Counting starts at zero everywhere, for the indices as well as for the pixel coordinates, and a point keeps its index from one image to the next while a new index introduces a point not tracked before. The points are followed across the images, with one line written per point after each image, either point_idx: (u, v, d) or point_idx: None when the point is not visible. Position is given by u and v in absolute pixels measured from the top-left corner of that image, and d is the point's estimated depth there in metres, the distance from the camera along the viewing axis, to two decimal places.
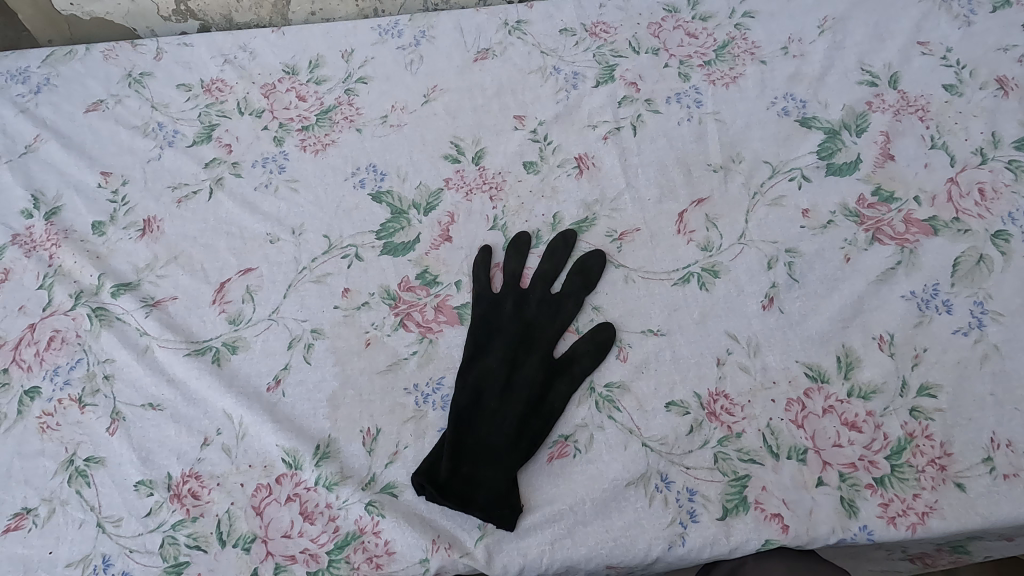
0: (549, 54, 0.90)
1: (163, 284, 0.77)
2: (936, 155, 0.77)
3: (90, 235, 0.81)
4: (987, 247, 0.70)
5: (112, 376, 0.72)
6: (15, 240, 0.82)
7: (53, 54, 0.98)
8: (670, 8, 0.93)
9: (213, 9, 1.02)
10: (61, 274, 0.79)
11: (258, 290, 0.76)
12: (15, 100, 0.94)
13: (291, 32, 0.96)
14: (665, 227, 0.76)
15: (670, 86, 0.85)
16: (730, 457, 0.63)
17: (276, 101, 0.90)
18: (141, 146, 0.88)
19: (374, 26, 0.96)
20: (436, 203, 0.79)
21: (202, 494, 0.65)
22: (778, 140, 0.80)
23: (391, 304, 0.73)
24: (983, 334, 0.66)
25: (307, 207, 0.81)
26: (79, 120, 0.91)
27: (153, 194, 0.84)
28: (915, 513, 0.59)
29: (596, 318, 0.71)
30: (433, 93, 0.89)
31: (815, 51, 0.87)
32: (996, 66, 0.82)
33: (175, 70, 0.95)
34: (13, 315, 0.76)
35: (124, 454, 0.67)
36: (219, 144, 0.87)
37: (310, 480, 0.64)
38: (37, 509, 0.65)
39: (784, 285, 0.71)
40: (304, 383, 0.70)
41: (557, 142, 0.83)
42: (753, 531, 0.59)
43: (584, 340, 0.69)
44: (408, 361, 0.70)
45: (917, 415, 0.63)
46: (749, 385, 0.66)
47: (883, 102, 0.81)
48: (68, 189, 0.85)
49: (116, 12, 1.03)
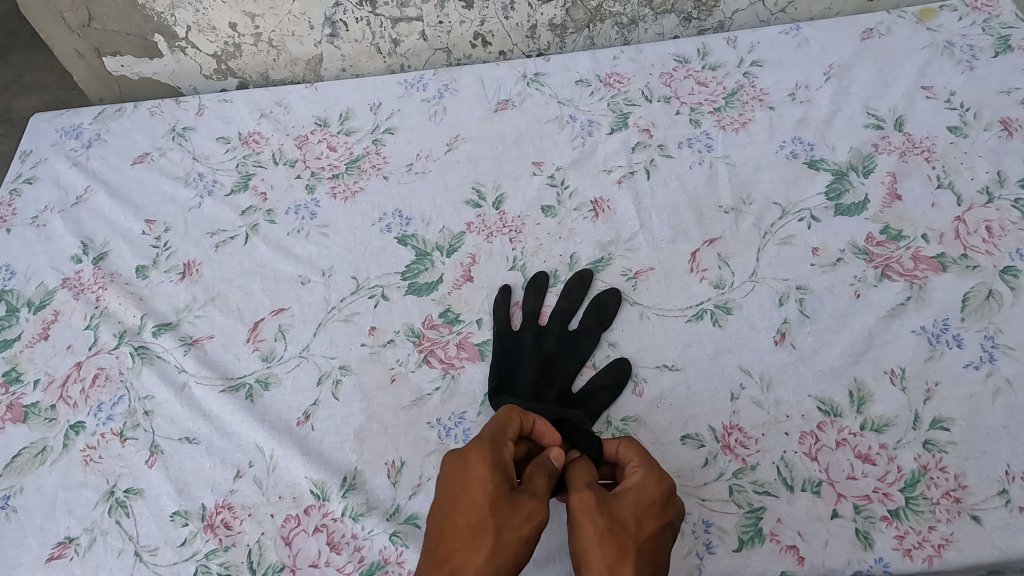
0: (566, 104, 0.95)
1: (201, 324, 0.82)
2: (943, 194, 0.79)
3: (135, 278, 0.87)
4: (997, 283, 0.72)
5: (152, 411, 0.76)
6: (65, 283, 0.87)
7: (104, 112, 1.05)
8: (681, 59, 0.97)
9: (251, 68, 1.09)
10: (107, 315, 0.83)
11: (290, 329, 0.80)
12: (68, 154, 1.01)
13: (323, 88, 1.03)
14: (679, 266, 0.78)
15: (681, 132, 0.89)
16: (745, 488, 0.64)
17: (309, 152, 0.96)
18: (183, 196, 0.94)
19: (401, 81, 1.02)
20: (459, 245, 0.83)
21: (235, 524, 0.68)
22: (788, 182, 0.83)
23: (416, 341, 0.77)
24: (995, 368, 0.67)
25: (336, 250, 0.85)
26: (127, 172, 0.98)
27: (193, 240, 0.89)
28: (931, 545, 0.59)
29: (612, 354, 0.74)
30: (457, 142, 0.94)
31: (822, 97, 0.90)
32: (1000, 108, 0.85)
33: (215, 124, 1.02)
34: (62, 354, 0.81)
35: (161, 486, 0.70)
36: (256, 193, 0.93)
37: (338, 510, 0.67)
38: (80, 539, 0.68)
39: (796, 320, 0.73)
40: (333, 417, 0.73)
41: (574, 187, 0.87)
42: (771, 563, 0.60)
43: (598, 374, 0.72)
44: (432, 396, 0.73)
45: (931, 448, 0.64)
46: (762, 419, 0.67)
47: (889, 144, 0.84)
48: (116, 236, 0.91)
49: (162, 72, 1.11)
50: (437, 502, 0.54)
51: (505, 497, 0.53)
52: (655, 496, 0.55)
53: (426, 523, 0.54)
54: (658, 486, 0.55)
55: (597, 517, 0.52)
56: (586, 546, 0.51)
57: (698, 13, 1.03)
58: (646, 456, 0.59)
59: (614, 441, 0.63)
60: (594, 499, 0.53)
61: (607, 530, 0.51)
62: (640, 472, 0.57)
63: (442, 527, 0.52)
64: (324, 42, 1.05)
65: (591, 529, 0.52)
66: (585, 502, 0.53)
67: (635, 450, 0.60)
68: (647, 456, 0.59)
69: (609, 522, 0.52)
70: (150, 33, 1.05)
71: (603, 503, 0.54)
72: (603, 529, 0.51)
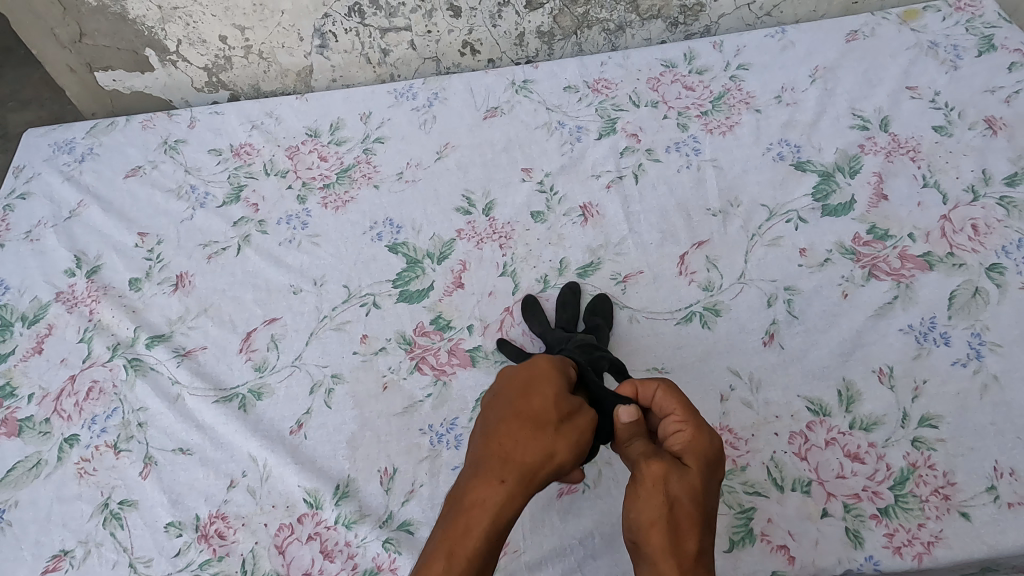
0: (554, 111, 0.95)
1: (194, 335, 0.82)
2: (929, 193, 0.79)
3: (128, 291, 0.87)
4: (983, 280, 0.72)
5: (146, 423, 0.76)
6: (59, 297, 0.88)
7: (97, 126, 1.06)
8: (669, 63, 0.98)
9: (242, 79, 1.10)
10: (101, 328, 0.84)
11: (282, 338, 0.80)
12: (61, 169, 1.02)
13: (314, 98, 1.04)
14: (668, 269, 0.79)
15: (669, 136, 0.90)
16: (735, 489, 0.64)
17: (301, 162, 0.96)
18: (175, 208, 0.94)
19: (391, 90, 1.02)
20: (449, 252, 0.84)
21: (229, 534, 0.68)
22: (775, 184, 0.84)
23: (407, 348, 0.77)
24: (982, 365, 0.67)
25: (328, 260, 0.86)
26: (120, 185, 0.99)
27: (186, 251, 0.90)
28: (921, 542, 0.60)
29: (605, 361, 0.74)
30: (447, 149, 0.94)
31: (808, 99, 0.91)
32: (984, 107, 0.86)
33: (207, 136, 1.02)
34: (56, 367, 0.81)
35: (155, 497, 0.71)
36: (247, 204, 0.93)
37: (331, 519, 0.67)
38: (74, 551, 0.68)
39: (784, 321, 0.73)
40: (325, 426, 0.73)
41: (563, 192, 0.87)
42: (761, 563, 0.61)
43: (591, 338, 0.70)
44: (424, 403, 0.73)
45: (920, 445, 0.64)
46: (752, 420, 0.68)
47: (875, 145, 0.85)
48: (109, 249, 0.92)
49: (154, 86, 1.12)
50: (502, 397, 0.56)
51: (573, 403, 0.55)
52: (709, 455, 0.52)
53: (485, 410, 0.57)
54: (712, 446, 0.53)
55: (661, 493, 0.50)
56: (651, 521, 0.49)
57: (684, 17, 1.04)
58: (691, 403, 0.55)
59: (647, 383, 0.56)
60: (664, 472, 0.50)
61: (675, 505, 0.49)
62: (688, 427, 0.53)
63: (499, 415, 0.55)
64: (313, 53, 1.06)
65: (654, 506, 0.49)
66: (654, 477, 0.50)
67: (674, 395, 0.55)
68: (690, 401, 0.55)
69: (676, 495, 0.50)
70: (141, 47, 1.05)
71: (670, 474, 0.50)
72: (669, 503, 0.49)
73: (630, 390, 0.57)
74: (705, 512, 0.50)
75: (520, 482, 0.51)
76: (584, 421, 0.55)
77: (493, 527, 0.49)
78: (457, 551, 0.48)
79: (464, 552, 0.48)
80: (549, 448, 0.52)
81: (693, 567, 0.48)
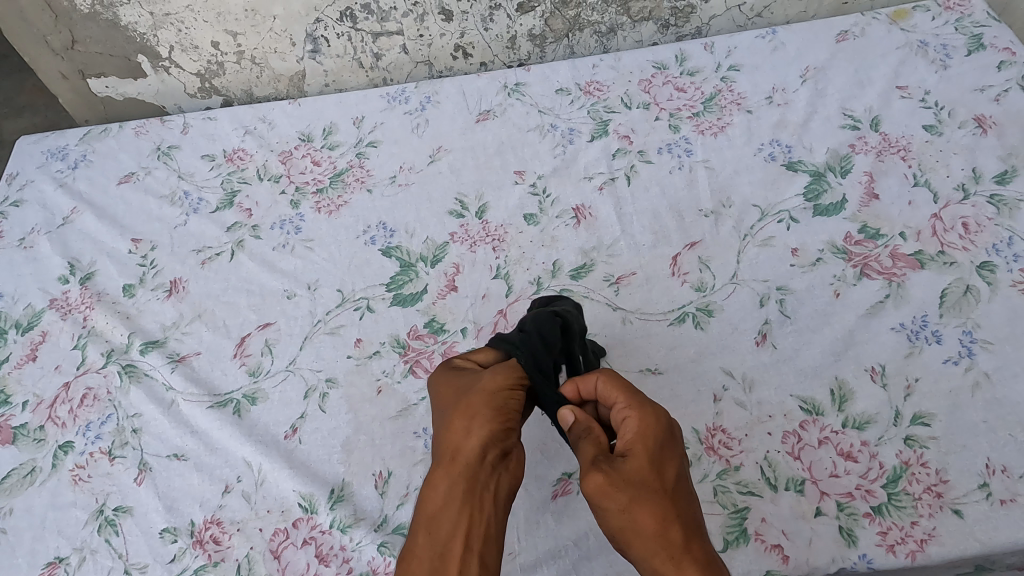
0: (546, 113, 0.96)
1: (188, 341, 0.82)
2: (920, 192, 0.80)
3: (122, 297, 0.87)
4: (974, 278, 0.73)
5: (140, 430, 0.76)
6: (53, 304, 0.87)
7: (90, 133, 1.06)
8: (660, 65, 0.98)
9: (235, 85, 1.10)
10: (95, 334, 0.84)
11: (276, 343, 0.80)
12: (55, 176, 1.02)
13: (307, 103, 1.04)
14: (660, 270, 0.79)
15: (661, 138, 0.90)
16: (729, 489, 0.65)
17: (293, 167, 0.97)
18: (169, 214, 0.95)
19: (384, 94, 1.03)
20: (443, 255, 0.84)
21: (224, 539, 0.68)
22: (766, 184, 0.84)
23: (401, 352, 0.77)
24: (973, 362, 0.68)
25: (322, 264, 0.86)
26: (113, 192, 0.99)
27: (180, 257, 0.90)
28: (914, 540, 0.60)
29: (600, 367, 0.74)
30: (439, 153, 0.95)
31: (799, 99, 0.91)
32: (973, 106, 0.86)
33: (200, 142, 1.02)
34: (50, 374, 0.81)
35: (150, 503, 0.71)
36: (241, 209, 0.93)
37: (326, 523, 0.67)
38: (69, 558, 0.68)
39: (776, 321, 0.73)
40: (320, 430, 0.73)
41: (556, 194, 0.88)
42: (756, 562, 0.61)
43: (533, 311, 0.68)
44: (418, 406, 0.73)
45: (912, 443, 0.64)
46: (745, 419, 0.68)
47: (866, 144, 0.85)
48: (103, 256, 0.92)
49: (147, 92, 1.12)
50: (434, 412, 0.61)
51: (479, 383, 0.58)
52: (654, 432, 0.54)
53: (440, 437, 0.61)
54: (657, 420, 0.55)
55: (616, 497, 0.51)
56: (621, 525, 0.51)
57: (675, 19, 1.04)
58: (627, 389, 0.58)
59: (587, 379, 0.61)
60: (608, 479, 0.52)
61: (632, 500, 0.51)
62: (630, 412, 0.56)
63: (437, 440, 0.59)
64: (306, 58, 1.06)
65: (615, 512, 0.51)
66: (601, 486, 0.52)
67: (610, 383, 0.59)
68: (624, 385, 0.58)
69: (633, 497, 0.51)
70: (134, 54, 1.06)
71: (614, 475, 0.52)
72: (628, 506, 0.51)
73: (573, 389, 0.62)
74: (667, 493, 0.52)
75: (440, 468, 0.54)
76: (483, 390, 0.57)
77: (427, 542, 0.51)
78: (411, 556, 0.51)
79: (416, 553, 0.51)
80: (454, 428, 0.55)
81: (683, 553, 0.49)
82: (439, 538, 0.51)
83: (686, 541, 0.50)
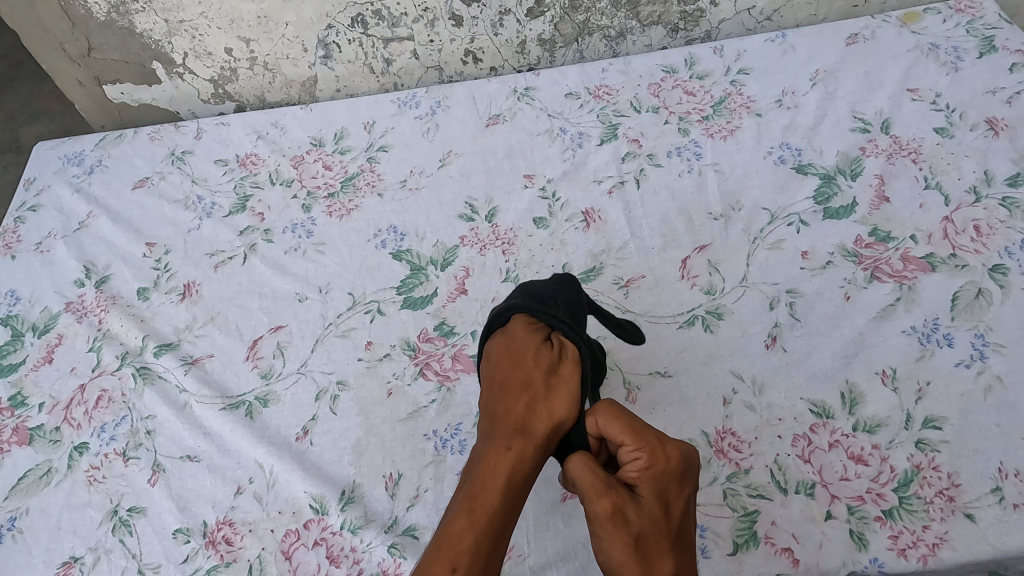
0: (556, 117, 0.96)
1: (201, 343, 0.83)
2: (931, 195, 0.80)
3: (136, 300, 0.88)
4: (986, 281, 0.72)
5: (154, 431, 0.77)
6: (69, 307, 0.89)
7: (106, 139, 1.08)
8: (669, 69, 0.99)
9: (248, 91, 1.11)
10: (109, 337, 0.85)
11: (288, 346, 0.81)
12: (71, 181, 1.03)
13: (319, 109, 1.05)
14: (670, 274, 0.79)
15: (670, 141, 0.90)
16: (739, 492, 0.65)
17: (305, 171, 0.97)
18: (182, 218, 0.96)
19: (395, 99, 1.03)
20: (453, 258, 0.85)
21: (236, 540, 0.69)
22: (776, 187, 0.84)
23: (411, 354, 0.78)
24: (986, 366, 0.67)
25: (333, 267, 0.87)
26: (128, 197, 1.00)
27: (193, 261, 0.91)
28: (925, 544, 0.59)
29: (612, 373, 0.74)
30: (449, 157, 0.95)
31: (809, 102, 0.91)
32: (985, 108, 0.86)
33: (214, 147, 1.03)
34: (66, 376, 0.82)
35: (162, 504, 0.72)
36: (253, 213, 0.94)
37: (336, 524, 0.68)
38: (84, 558, 0.69)
39: (786, 324, 0.73)
40: (331, 432, 0.74)
41: (565, 198, 0.88)
42: (766, 565, 0.61)
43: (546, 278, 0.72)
44: (428, 409, 0.74)
45: (924, 447, 0.64)
46: (755, 423, 0.68)
47: (876, 147, 0.85)
48: (117, 260, 0.93)
49: (161, 98, 1.13)
50: (503, 375, 0.66)
51: (553, 369, 0.66)
52: (666, 474, 0.58)
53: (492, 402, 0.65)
54: (667, 461, 0.58)
55: (622, 528, 0.56)
56: (621, 560, 0.56)
57: (684, 23, 1.04)
58: (636, 429, 0.59)
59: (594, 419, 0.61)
60: (613, 510, 0.57)
61: (637, 538, 0.56)
62: (642, 453, 0.59)
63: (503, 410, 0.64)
64: (318, 64, 1.07)
65: (620, 546, 0.56)
66: (605, 516, 0.56)
67: (623, 427, 0.59)
68: (636, 427, 0.59)
69: (637, 532, 0.56)
70: (149, 60, 1.07)
71: (622, 506, 0.57)
72: (632, 541, 0.56)
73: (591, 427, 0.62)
74: (667, 531, 0.57)
75: (514, 447, 0.60)
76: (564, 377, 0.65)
77: (498, 504, 0.57)
78: (479, 510, 0.56)
79: (483, 510, 0.56)
80: (546, 416, 0.63)
81: None
82: (504, 506, 0.57)
83: (675, 573, 0.56)
